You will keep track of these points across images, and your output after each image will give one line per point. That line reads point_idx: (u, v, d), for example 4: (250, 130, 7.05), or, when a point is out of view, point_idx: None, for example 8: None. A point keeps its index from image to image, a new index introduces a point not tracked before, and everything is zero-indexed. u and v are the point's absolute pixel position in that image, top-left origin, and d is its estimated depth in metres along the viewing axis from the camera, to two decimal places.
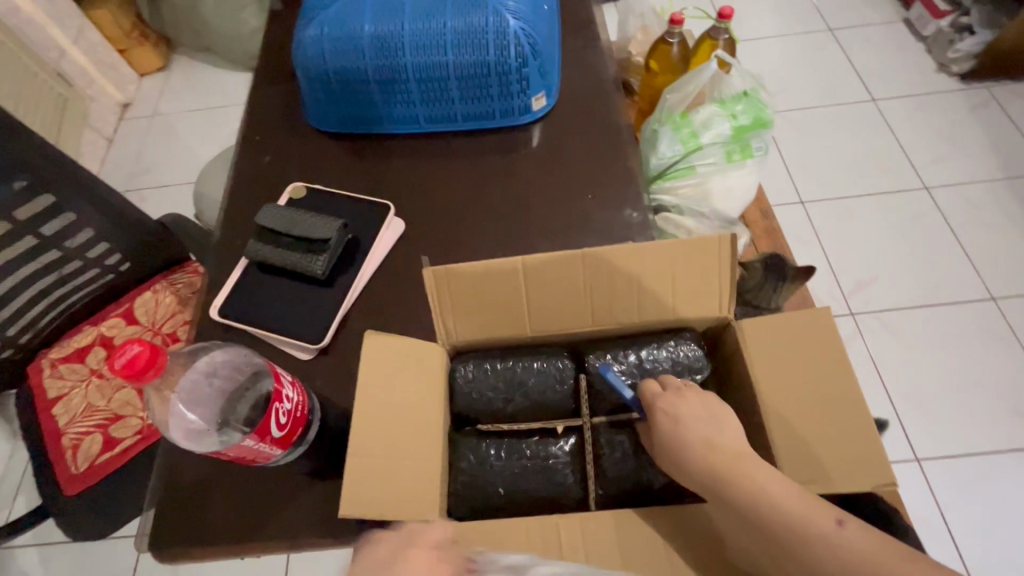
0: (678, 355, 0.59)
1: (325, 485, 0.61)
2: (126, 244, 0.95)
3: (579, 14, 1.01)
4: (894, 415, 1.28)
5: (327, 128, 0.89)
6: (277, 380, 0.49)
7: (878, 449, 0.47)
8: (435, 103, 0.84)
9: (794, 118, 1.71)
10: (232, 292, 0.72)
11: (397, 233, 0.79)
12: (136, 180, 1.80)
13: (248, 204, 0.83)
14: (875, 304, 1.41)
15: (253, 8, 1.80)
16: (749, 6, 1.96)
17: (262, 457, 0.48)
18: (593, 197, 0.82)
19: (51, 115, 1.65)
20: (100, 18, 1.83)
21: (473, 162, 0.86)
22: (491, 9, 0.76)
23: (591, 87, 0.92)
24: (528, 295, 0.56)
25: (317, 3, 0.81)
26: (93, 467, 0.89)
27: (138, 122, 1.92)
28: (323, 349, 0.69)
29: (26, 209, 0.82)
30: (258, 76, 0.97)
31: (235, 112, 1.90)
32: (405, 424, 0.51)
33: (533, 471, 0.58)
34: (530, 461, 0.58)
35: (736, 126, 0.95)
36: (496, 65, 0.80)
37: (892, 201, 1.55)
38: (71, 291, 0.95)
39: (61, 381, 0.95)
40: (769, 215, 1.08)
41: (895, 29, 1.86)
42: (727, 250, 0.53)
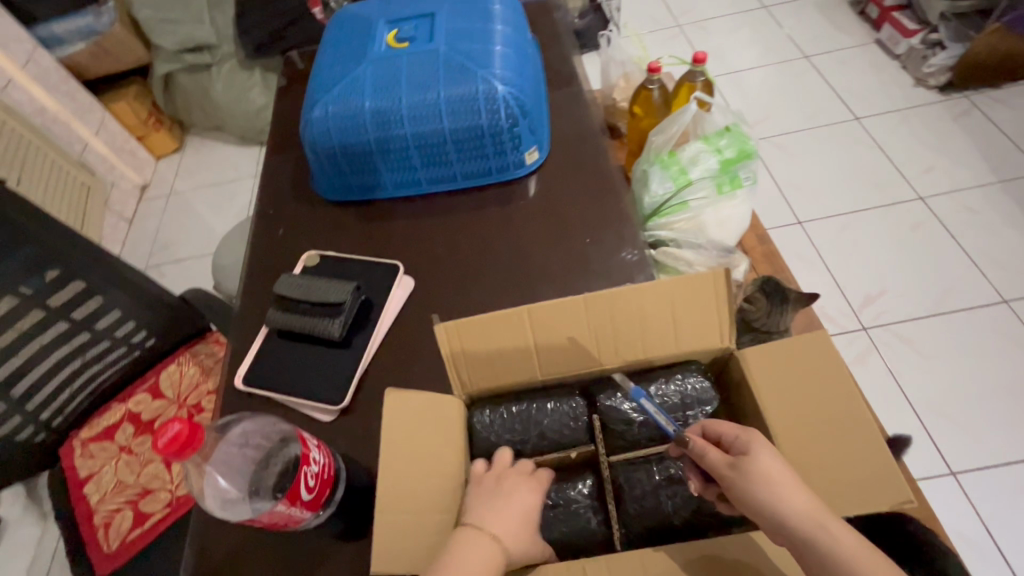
0: (686, 388, 0.60)
1: (354, 544, 0.62)
2: (151, 321, 1.00)
3: (562, 70, 1.08)
4: (921, 428, 1.26)
5: (335, 197, 0.95)
6: (304, 445, 0.51)
7: (891, 468, 0.48)
8: (435, 165, 0.90)
9: (781, 143, 1.76)
10: (255, 361, 0.76)
11: (407, 291, 0.82)
12: (156, 257, 1.88)
13: (266, 275, 0.88)
14: (886, 316, 1.41)
15: (260, 87, 1.92)
16: (725, 42, 2.05)
17: (294, 521, 0.50)
18: (591, 240, 0.85)
19: (76, 203, 1.76)
20: (120, 110, 1.97)
21: (476, 216, 0.91)
22: (480, 78, 0.82)
23: (579, 137, 0.98)
24: (536, 341, 0.58)
25: (320, 86, 0.87)
26: (124, 543, 0.91)
27: (156, 202, 2.02)
28: (343, 410, 0.71)
29: (58, 297, 0.88)
30: (269, 154, 1.04)
31: (247, 184, 2.00)
32: (428, 479, 0.52)
33: (561, 517, 0.59)
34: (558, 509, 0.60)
35: (723, 159, 1.00)
36: (488, 126, 0.85)
37: (889, 214, 1.57)
38: (100, 371, 0.99)
39: (92, 460, 0.97)
40: (766, 240, 1.11)
41: (869, 50, 1.94)
42: (721, 284, 0.56)
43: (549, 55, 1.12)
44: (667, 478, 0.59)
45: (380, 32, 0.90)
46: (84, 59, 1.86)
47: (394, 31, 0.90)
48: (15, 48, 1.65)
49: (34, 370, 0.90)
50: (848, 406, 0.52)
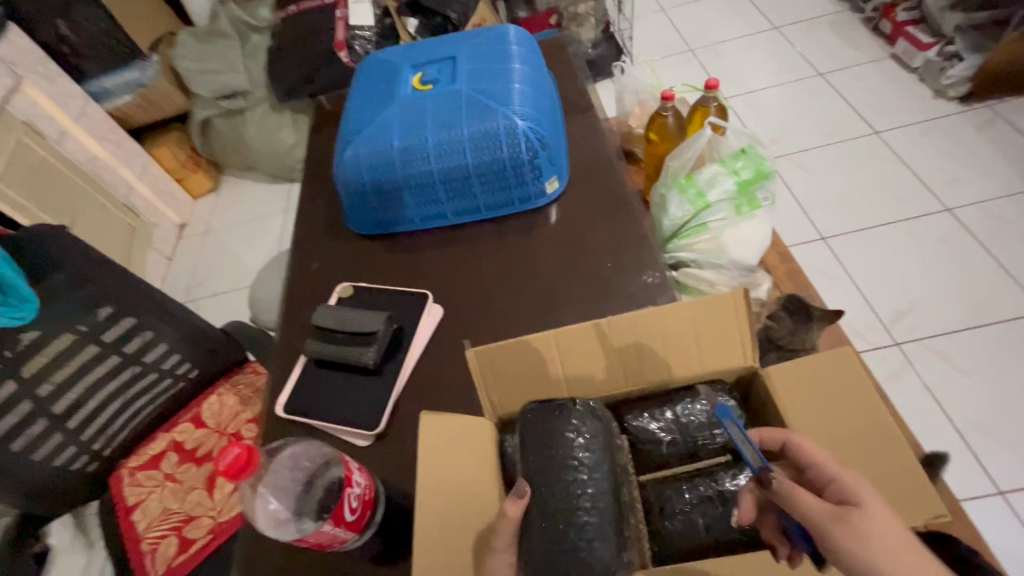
0: (712, 407, 0.61)
1: (392, 566, 0.64)
2: (194, 353, 1.05)
3: (578, 102, 1.13)
4: (964, 446, 1.22)
5: (365, 231, 1.00)
6: (346, 468, 0.54)
7: (923, 482, 0.49)
8: (460, 197, 0.94)
9: (800, 160, 1.77)
10: (294, 389, 0.80)
11: (436, 318, 0.86)
12: (195, 292, 1.97)
13: (303, 306, 0.93)
14: (919, 331, 1.38)
15: (291, 127, 2.02)
16: (738, 64, 2.09)
17: (338, 541, 0.52)
18: (612, 264, 0.88)
19: (121, 243, 1.87)
20: (162, 155, 2.11)
21: (500, 244, 0.95)
22: (501, 114, 0.87)
23: (598, 164, 1.01)
24: (563, 364, 0.60)
25: (352, 129, 0.93)
26: (170, 568, 0.94)
27: (194, 239, 2.13)
28: (378, 435, 0.74)
29: (111, 332, 0.94)
30: (304, 191, 1.10)
31: (279, 219, 2.09)
32: (464, 500, 0.54)
33: (542, 441, 0.51)
34: (541, 427, 0.53)
35: (740, 181, 1.02)
36: (510, 159, 0.89)
37: (916, 226, 1.55)
38: (147, 401, 1.04)
39: (139, 487, 1.02)
40: (788, 257, 1.11)
41: (884, 64, 1.95)
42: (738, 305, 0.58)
43: (565, 87, 1.16)
44: (704, 495, 0.60)
45: (405, 76, 0.96)
46: (131, 110, 2.00)
47: (419, 74, 0.96)
48: (71, 103, 1.80)
49: (89, 402, 0.95)
50: (875, 417, 0.53)
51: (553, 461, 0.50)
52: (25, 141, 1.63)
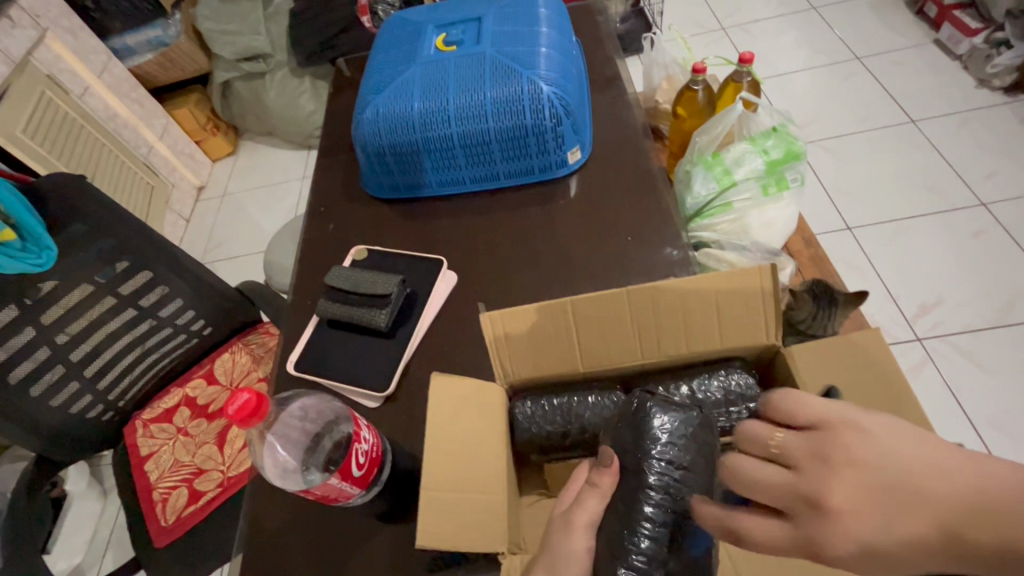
0: (730, 384, 0.60)
1: (397, 525, 0.64)
2: (208, 311, 1.06)
3: (605, 73, 1.09)
4: (981, 444, 1.19)
5: (382, 194, 0.98)
6: (356, 424, 0.54)
7: None
8: (479, 164, 0.92)
9: (830, 146, 1.71)
10: (306, 349, 0.79)
11: (451, 284, 0.84)
12: (211, 253, 1.99)
13: (316, 268, 0.92)
14: (943, 327, 1.34)
15: (310, 93, 2.00)
16: (772, 44, 2.01)
17: (344, 496, 0.52)
18: (633, 238, 0.85)
19: (140, 201, 1.88)
20: (181, 116, 2.08)
21: (518, 214, 0.93)
22: (526, 78, 0.84)
23: (622, 137, 0.98)
24: (578, 333, 0.59)
25: (372, 89, 0.91)
26: (180, 518, 0.96)
27: (212, 202, 2.14)
28: (388, 397, 0.74)
29: (128, 285, 0.94)
30: (322, 153, 1.09)
31: (296, 185, 2.09)
32: (471, 463, 0.54)
33: (627, 436, 0.50)
34: (626, 421, 0.51)
35: (769, 160, 0.98)
36: (533, 126, 0.87)
37: (948, 219, 1.50)
38: (161, 355, 1.05)
39: (152, 439, 1.04)
40: (814, 243, 1.08)
41: (927, 49, 1.86)
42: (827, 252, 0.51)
43: (591, 57, 1.12)
44: None
45: (428, 36, 0.93)
46: (152, 69, 1.99)
47: (443, 35, 0.93)
48: (93, 59, 1.79)
49: (105, 353, 0.97)
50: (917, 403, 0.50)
51: (633, 458, 0.49)
52: (47, 93, 1.64)
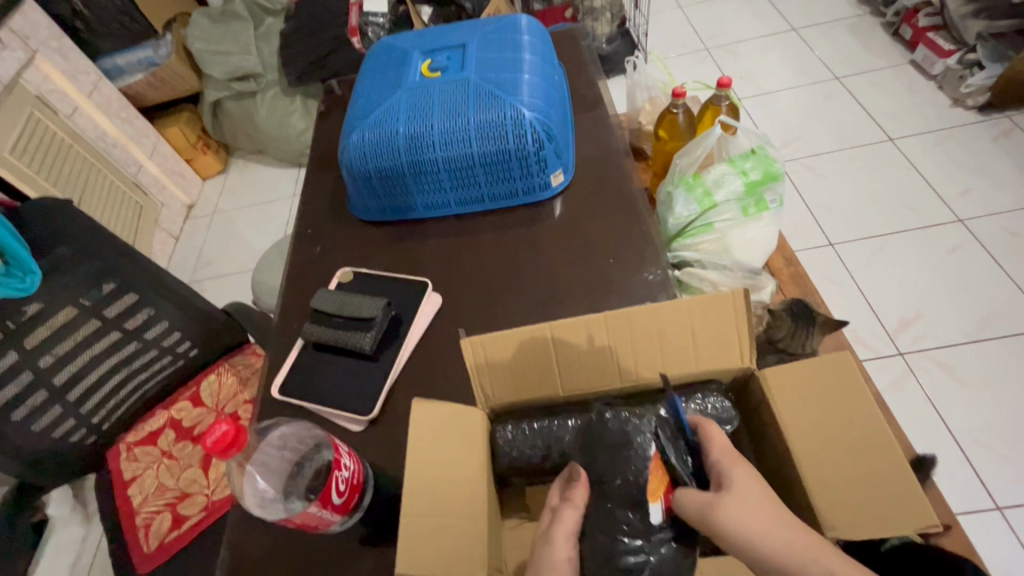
0: (707, 407, 0.60)
1: (379, 549, 0.64)
2: (195, 332, 1.06)
3: (588, 96, 1.12)
4: (962, 457, 1.21)
5: (369, 216, 0.99)
6: (336, 451, 0.54)
7: (916, 490, 0.48)
8: (464, 187, 0.94)
9: (811, 164, 1.75)
10: (290, 372, 0.80)
11: (435, 306, 0.85)
12: (200, 271, 1.98)
13: (302, 290, 0.93)
14: (924, 342, 1.36)
15: (301, 112, 2.02)
16: (754, 65, 2.06)
17: (324, 524, 0.52)
18: (614, 260, 0.87)
19: (130, 220, 1.87)
20: (173, 134, 2.10)
21: (503, 236, 0.94)
22: (508, 104, 0.86)
23: (604, 159, 1.00)
24: (558, 357, 0.60)
25: (358, 114, 0.93)
26: (163, 544, 0.95)
27: (201, 220, 2.14)
28: (372, 420, 0.74)
29: (113, 308, 0.94)
30: (309, 176, 1.10)
31: (286, 203, 2.10)
32: (451, 487, 0.54)
33: (608, 453, 0.53)
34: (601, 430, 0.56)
35: (747, 182, 1.00)
36: (516, 150, 0.89)
37: (927, 236, 1.53)
38: (146, 378, 1.05)
39: (136, 463, 1.03)
40: (794, 261, 1.10)
41: (903, 70, 1.92)
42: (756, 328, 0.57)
43: (575, 80, 1.15)
44: None
45: (414, 62, 0.95)
46: (142, 88, 2.00)
47: (428, 61, 0.95)
48: (83, 80, 1.80)
49: (88, 376, 0.96)
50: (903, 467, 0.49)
51: (618, 473, 0.52)
52: (37, 114, 1.64)
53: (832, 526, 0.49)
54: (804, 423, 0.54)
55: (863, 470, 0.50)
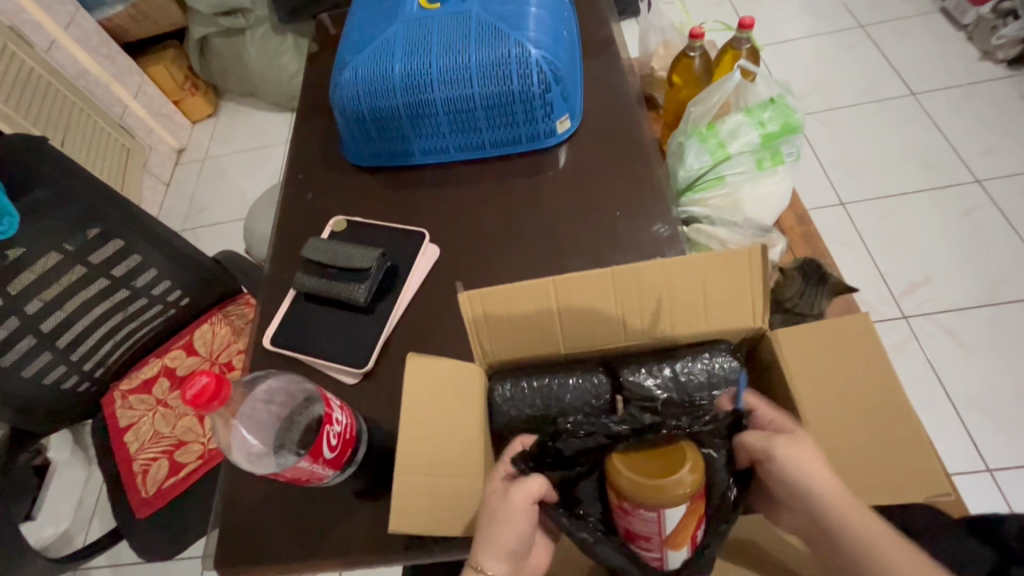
0: (713, 367, 0.59)
1: (374, 502, 0.63)
2: (185, 280, 1.03)
3: (599, 35, 1.04)
4: (957, 420, 1.21)
5: (364, 163, 0.94)
6: (327, 405, 0.52)
7: (928, 453, 0.47)
8: (464, 132, 0.88)
9: (828, 119, 1.67)
10: (282, 323, 0.77)
11: (433, 258, 0.82)
12: (193, 218, 1.93)
13: (295, 238, 0.89)
14: (928, 306, 1.34)
15: (292, 51, 1.91)
16: (773, 9, 1.94)
17: (316, 477, 0.51)
18: (622, 213, 0.83)
19: (116, 163, 1.80)
20: (158, 73, 2.00)
21: (505, 186, 0.89)
22: (513, 39, 0.80)
23: (616, 104, 0.94)
24: (560, 314, 0.57)
25: (351, 49, 0.86)
26: (161, 489, 0.95)
27: (192, 165, 2.06)
28: (367, 373, 0.72)
29: (98, 254, 0.91)
30: (300, 117, 1.03)
31: (279, 148, 2.02)
32: (448, 444, 0.52)
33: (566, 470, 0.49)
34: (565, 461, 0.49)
35: (764, 133, 0.95)
36: (520, 92, 0.83)
37: (941, 197, 1.48)
38: (137, 327, 1.02)
39: (131, 410, 1.02)
40: (806, 220, 1.06)
41: (932, 19, 1.80)
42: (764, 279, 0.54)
43: (585, 18, 1.06)
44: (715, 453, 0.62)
45: None
46: (123, 22, 1.88)
47: None
48: (58, 11, 1.69)
49: (77, 324, 0.94)
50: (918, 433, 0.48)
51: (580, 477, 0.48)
52: (11, 47, 1.55)
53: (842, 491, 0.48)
54: (824, 383, 0.52)
55: (880, 432, 0.49)
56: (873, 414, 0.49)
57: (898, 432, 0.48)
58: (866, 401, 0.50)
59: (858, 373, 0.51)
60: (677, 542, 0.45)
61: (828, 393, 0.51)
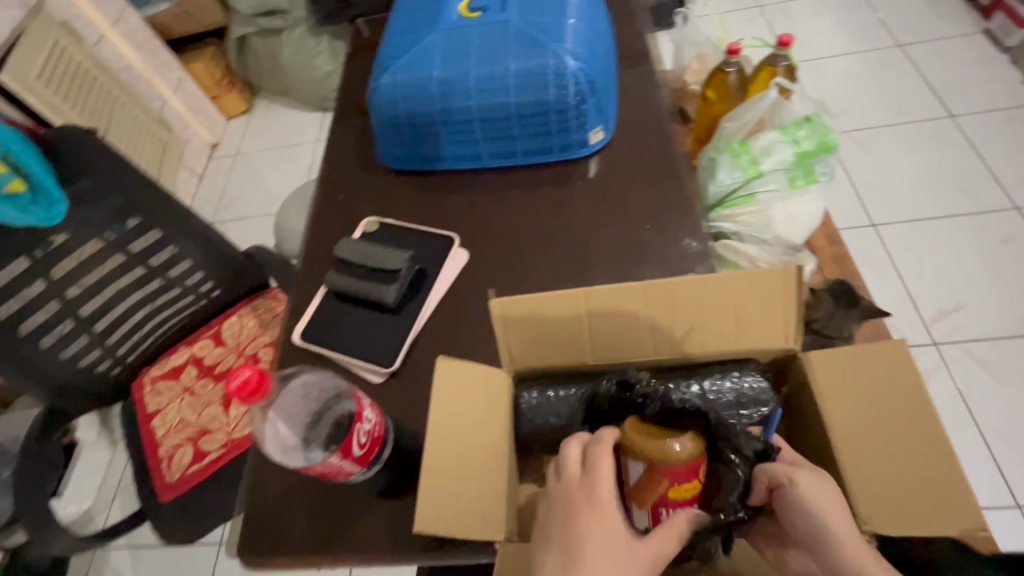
0: (743, 387, 0.58)
1: (395, 501, 0.64)
2: (217, 273, 1.05)
3: (635, 47, 1.04)
4: (986, 453, 1.18)
5: (397, 166, 0.96)
6: (358, 403, 0.53)
7: (964, 488, 0.45)
8: (498, 139, 0.89)
9: (861, 138, 1.64)
10: (312, 319, 0.79)
11: (461, 263, 0.83)
12: (224, 212, 1.98)
13: (327, 237, 0.91)
14: (960, 333, 1.31)
15: (327, 53, 1.95)
16: (808, 26, 1.92)
17: (344, 473, 0.52)
18: (651, 226, 0.83)
19: (154, 156, 1.86)
20: (196, 70, 2.08)
21: (534, 195, 0.90)
22: (551, 51, 0.81)
23: (649, 117, 0.94)
24: (590, 324, 0.57)
25: (390, 55, 0.88)
26: (185, 475, 0.98)
27: (225, 160, 2.12)
28: (392, 372, 0.73)
29: (138, 243, 0.94)
30: (336, 119, 1.06)
31: (309, 146, 2.06)
32: (473, 449, 0.53)
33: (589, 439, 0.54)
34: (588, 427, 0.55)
35: (799, 151, 0.94)
36: (555, 102, 0.83)
37: (977, 223, 1.44)
38: (169, 316, 1.05)
39: (159, 396, 1.05)
40: (837, 241, 1.04)
41: (974, 40, 1.76)
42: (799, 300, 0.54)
43: (621, 30, 1.07)
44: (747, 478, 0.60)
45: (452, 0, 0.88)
46: (167, 20, 1.95)
47: None
48: (108, 7, 1.76)
49: (113, 310, 0.97)
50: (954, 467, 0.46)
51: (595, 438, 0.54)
52: (61, 41, 1.61)
53: (869, 521, 0.47)
54: (855, 410, 0.51)
55: (914, 463, 0.48)
56: (906, 446, 0.48)
57: (931, 468, 0.47)
58: (899, 430, 0.49)
59: (892, 402, 0.50)
60: (643, 499, 0.48)
61: (860, 421, 0.50)
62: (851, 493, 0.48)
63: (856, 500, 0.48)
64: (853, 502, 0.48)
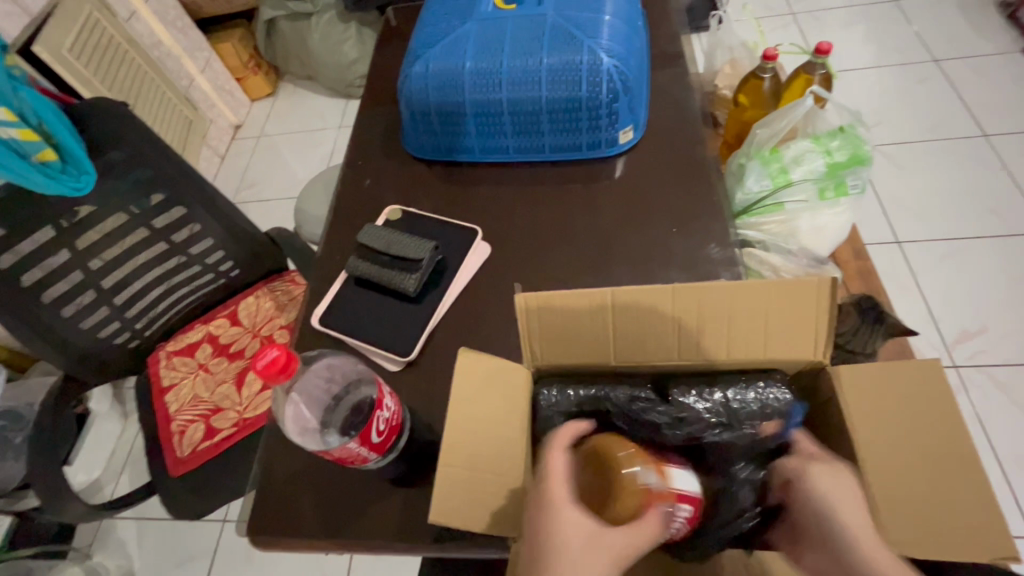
0: (767, 398, 0.58)
1: (407, 490, 0.64)
2: (238, 253, 1.06)
3: (669, 48, 1.02)
4: (1003, 481, 1.15)
5: (424, 156, 0.95)
6: (379, 390, 0.53)
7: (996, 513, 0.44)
8: (526, 133, 0.88)
9: (891, 153, 1.61)
10: (332, 304, 0.79)
11: (483, 256, 0.82)
12: (244, 193, 1.99)
13: (349, 222, 0.91)
14: (982, 357, 1.28)
15: (355, 41, 1.95)
16: (842, 36, 1.88)
17: (361, 459, 0.52)
18: (677, 230, 0.82)
19: (178, 133, 1.87)
20: (226, 51, 2.07)
21: (560, 191, 0.89)
22: (587, 46, 0.80)
23: (680, 119, 0.93)
24: (615, 326, 0.56)
25: (423, 43, 0.88)
26: (196, 451, 0.98)
27: (247, 141, 2.13)
28: (410, 362, 0.73)
29: (161, 219, 0.95)
30: (364, 105, 1.05)
31: (332, 132, 2.06)
32: (490, 444, 0.53)
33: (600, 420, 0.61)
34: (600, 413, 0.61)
35: (831, 162, 0.92)
36: (587, 99, 0.82)
37: (1006, 245, 1.41)
38: (188, 292, 1.06)
39: (174, 371, 1.06)
40: (863, 256, 1.02)
41: (1014, 59, 1.71)
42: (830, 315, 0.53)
43: (656, 31, 1.06)
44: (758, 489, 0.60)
45: None
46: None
47: None
48: None
49: (134, 283, 0.98)
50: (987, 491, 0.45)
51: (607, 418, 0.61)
52: (95, 15, 1.62)
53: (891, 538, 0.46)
54: (884, 425, 0.50)
55: (943, 484, 0.46)
56: (936, 467, 0.47)
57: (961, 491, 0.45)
58: (929, 450, 0.48)
59: (924, 420, 0.49)
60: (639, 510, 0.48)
61: (890, 437, 0.49)
62: (873, 509, 0.47)
63: (879, 516, 0.47)
64: (877, 518, 0.47)
